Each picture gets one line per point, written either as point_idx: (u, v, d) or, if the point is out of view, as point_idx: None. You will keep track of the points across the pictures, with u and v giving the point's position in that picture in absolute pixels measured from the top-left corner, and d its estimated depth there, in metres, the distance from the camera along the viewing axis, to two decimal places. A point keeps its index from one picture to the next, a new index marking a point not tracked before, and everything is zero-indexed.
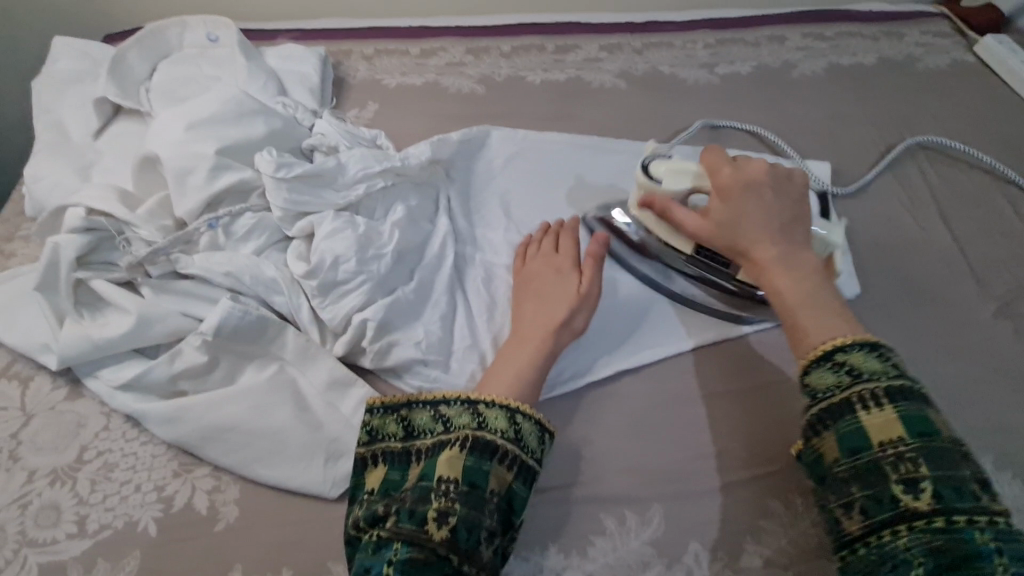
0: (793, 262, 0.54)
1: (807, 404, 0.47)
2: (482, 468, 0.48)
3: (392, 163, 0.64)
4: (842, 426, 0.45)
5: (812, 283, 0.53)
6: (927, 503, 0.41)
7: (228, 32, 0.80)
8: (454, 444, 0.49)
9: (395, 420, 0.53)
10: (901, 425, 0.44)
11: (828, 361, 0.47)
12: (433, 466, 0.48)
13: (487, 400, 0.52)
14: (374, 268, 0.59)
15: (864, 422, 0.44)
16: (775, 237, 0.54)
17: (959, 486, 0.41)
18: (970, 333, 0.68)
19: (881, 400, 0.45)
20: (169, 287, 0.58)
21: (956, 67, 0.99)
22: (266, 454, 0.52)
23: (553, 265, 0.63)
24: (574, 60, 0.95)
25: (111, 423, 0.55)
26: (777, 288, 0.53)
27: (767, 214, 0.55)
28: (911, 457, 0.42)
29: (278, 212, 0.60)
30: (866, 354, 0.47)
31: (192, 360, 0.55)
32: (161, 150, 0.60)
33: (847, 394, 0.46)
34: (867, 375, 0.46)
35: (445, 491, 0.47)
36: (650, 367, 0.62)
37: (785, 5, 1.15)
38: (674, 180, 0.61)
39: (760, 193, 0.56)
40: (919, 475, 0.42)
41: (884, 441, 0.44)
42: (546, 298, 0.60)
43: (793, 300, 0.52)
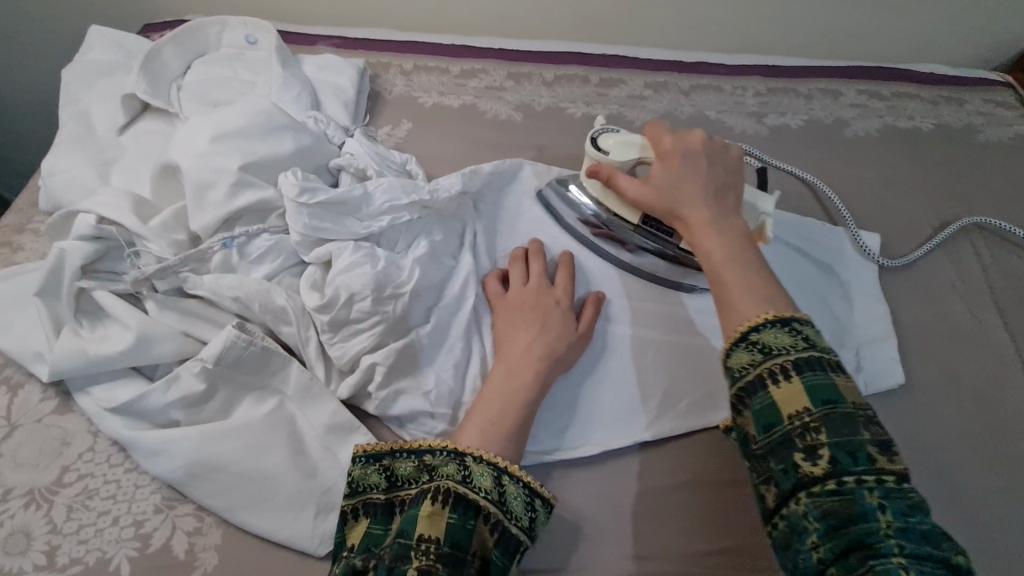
0: (724, 225, 0.52)
1: (726, 382, 0.45)
2: (465, 526, 0.44)
3: (421, 195, 0.61)
4: (756, 403, 0.43)
5: (741, 247, 0.51)
6: (823, 468, 0.39)
7: (268, 36, 0.78)
8: (435, 498, 0.45)
9: (378, 469, 0.49)
10: (805, 397, 0.42)
11: (745, 339, 0.45)
12: (413, 521, 0.44)
13: (476, 455, 0.48)
14: (389, 308, 0.55)
15: (774, 396, 0.42)
16: (706, 201, 0.54)
17: (855, 450, 0.39)
18: (1020, 441, 0.62)
19: (790, 372, 0.43)
20: (175, 306, 0.55)
21: (1018, 141, 0.93)
22: (254, 500, 0.49)
23: (547, 295, 0.61)
24: (618, 95, 0.92)
25: (96, 444, 0.52)
26: (707, 251, 0.51)
27: (700, 179, 0.55)
28: (815, 426, 0.41)
29: (296, 237, 0.57)
30: (777, 330, 0.44)
31: (188, 388, 0.52)
32: (182, 159, 0.57)
33: (760, 369, 0.44)
34: (775, 351, 0.44)
35: (425, 549, 0.43)
36: (670, 443, 0.58)
37: (841, 56, 1.10)
38: (621, 151, 0.64)
39: (697, 158, 0.57)
40: (819, 443, 0.40)
41: (792, 413, 0.42)
42: (544, 330, 0.58)
43: (719, 262, 0.50)
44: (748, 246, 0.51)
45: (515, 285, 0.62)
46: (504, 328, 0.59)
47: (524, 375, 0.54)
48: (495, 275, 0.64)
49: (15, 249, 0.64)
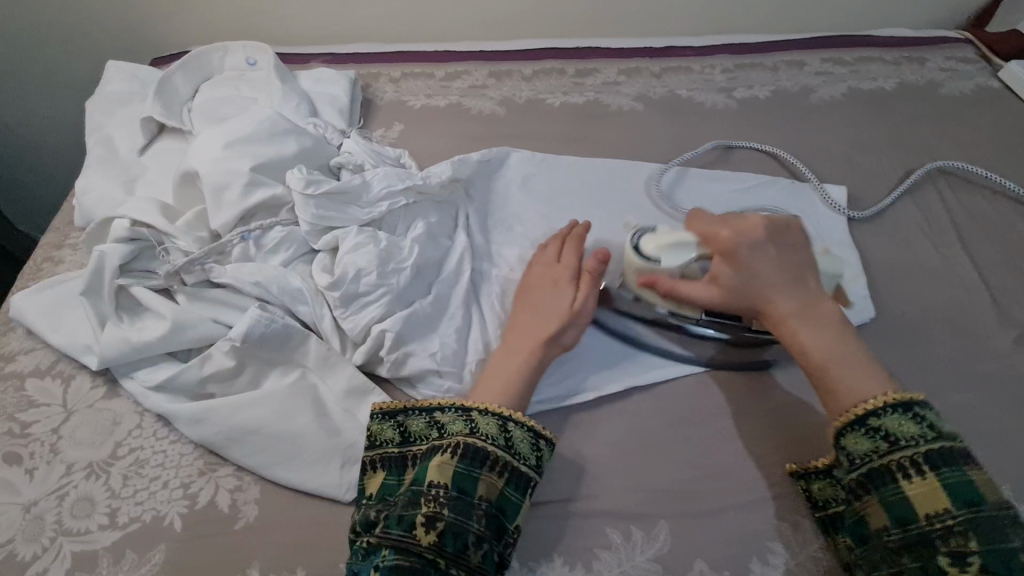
0: (808, 312, 0.56)
1: (847, 469, 0.51)
2: (470, 474, 0.50)
3: (414, 182, 0.68)
4: (887, 495, 0.48)
5: (831, 331, 0.55)
6: (974, 572, 0.43)
7: (266, 56, 0.86)
8: (444, 451, 0.51)
9: (393, 426, 0.56)
10: (945, 495, 0.46)
11: (861, 427, 0.50)
12: (424, 472, 0.51)
13: (481, 408, 0.54)
14: (393, 281, 0.61)
15: (905, 489, 0.48)
16: (788, 292, 0.57)
17: (1006, 558, 0.43)
18: (989, 362, 0.67)
19: (922, 468, 0.47)
20: (203, 295, 0.61)
21: (979, 92, 0.98)
22: (285, 457, 0.55)
23: (551, 274, 0.65)
24: (593, 83, 0.98)
25: (143, 421, 0.58)
26: (802, 344, 0.55)
27: (775, 270, 0.57)
28: (959, 529, 0.45)
29: (306, 226, 0.63)
30: (901, 416, 0.49)
31: (220, 364, 0.58)
32: (199, 166, 0.64)
33: (886, 460, 0.49)
34: (903, 442, 0.48)
35: (434, 496, 0.49)
36: (659, 386, 0.63)
37: (805, 29, 1.16)
38: (670, 258, 0.62)
39: (761, 249, 0.58)
40: (968, 550, 0.44)
41: (930, 512, 0.46)
42: (539, 311, 0.61)
43: (818, 355, 0.54)
44: (835, 328, 0.55)
45: (534, 267, 0.67)
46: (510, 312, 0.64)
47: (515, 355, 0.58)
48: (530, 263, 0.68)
49: (56, 262, 0.71)
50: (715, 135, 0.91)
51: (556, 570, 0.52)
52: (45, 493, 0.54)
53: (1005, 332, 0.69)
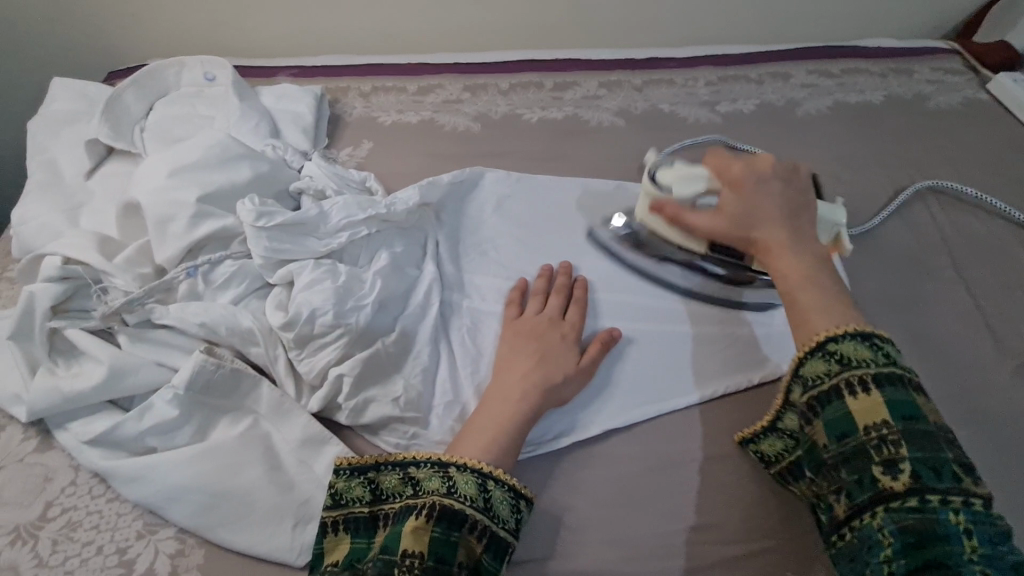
0: (796, 246, 0.53)
1: (800, 390, 0.47)
2: (449, 539, 0.46)
3: (377, 210, 0.63)
4: (829, 413, 0.44)
5: (814, 267, 0.52)
6: (906, 484, 0.40)
7: (225, 72, 0.81)
8: (421, 513, 0.47)
9: (362, 482, 0.51)
10: (885, 409, 0.42)
11: (820, 351, 0.46)
12: (399, 537, 0.46)
13: (459, 463, 0.49)
14: (352, 320, 0.57)
15: (848, 406, 0.43)
16: (781, 225, 0.55)
17: (937, 467, 0.40)
18: (985, 395, 0.64)
19: (869, 385, 0.43)
20: (145, 337, 0.57)
21: (968, 105, 0.95)
22: (233, 517, 0.50)
23: (555, 328, 0.61)
24: (572, 97, 0.94)
25: (79, 478, 0.54)
26: (780, 270, 0.53)
27: (776, 204, 0.56)
28: (895, 440, 0.41)
29: (258, 260, 0.59)
30: (857, 342, 0.45)
31: (162, 415, 0.53)
32: (141, 195, 0.59)
33: (836, 380, 0.44)
34: (854, 363, 0.44)
35: (409, 566, 0.44)
36: (639, 427, 0.59)
37: (791, 39, 1.13)
38: (682, 185, 0.62)
39: (770, 185, 0.57)
40: (899, 458, 0.41)
41: (869, 424, 0.42)
42: (545, 362, 0.57)
43: (795, 287, 0.51)
44: (819, 262, 0.52)
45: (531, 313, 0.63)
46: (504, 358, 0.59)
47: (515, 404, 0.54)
48: (512, 303, 0.65)
49: None
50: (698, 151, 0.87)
51: None
52: None
53: (1003, 362, 0.66)
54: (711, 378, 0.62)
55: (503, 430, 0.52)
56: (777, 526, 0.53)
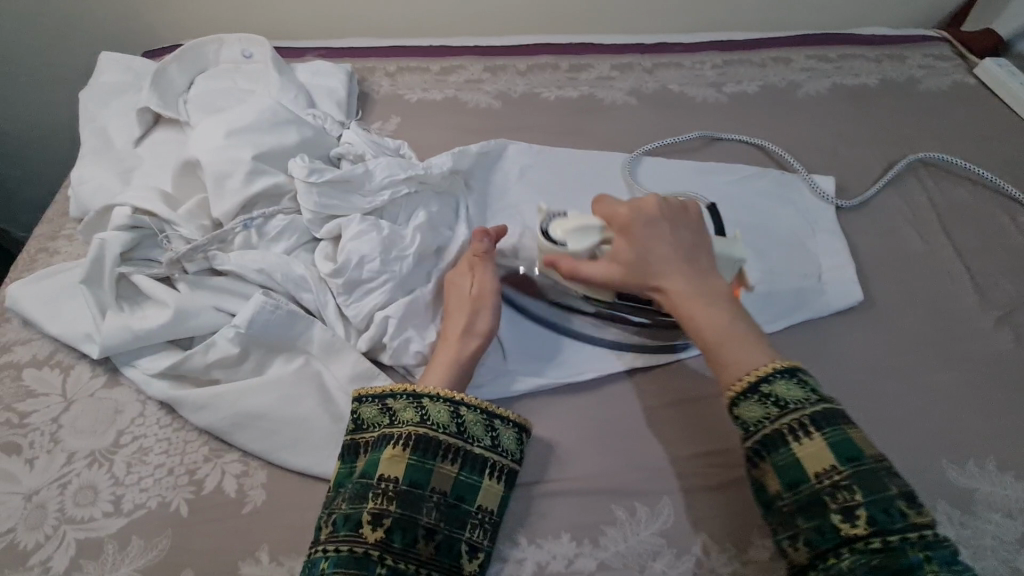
0: (704, 292, 0.56)
1: (741, 434, 0.50)
2: (424, 466, 0.50)
3: (416, 171, 0.68)
4: (778, 458, 0.48)
5: (727, 310, 0.54)
6: (863, 526, 0.44)
7: (262, 48, 0.86)
8: (398, 443, 0.51)
9: (377, 408, 0.54)
10: (830, 453, 0.47)
11: (754, 394, 0.49)
12: (375, 463, 0.51)
13: (471, 404, 0.54)
14: (396, 268, 0.62)
15: (796, 452, 0.47)
16: (680, 269, 0.57)
17: (888, 508, 0.44)
18: (972, 342, 0.70)
19: (809, 428, 0.48)
20: (204, 283, 0.61)
21: (956, 88, 1.02)
22: (292, 442, 0.55)
23: (456, 277, 0.64)
24: (587, 78, 1.00)
25: (147, 410, 0.58)
26: (698, 324, 0.54)
27: (667, 246, 0.58)
28: (846, 484, 0.45)
29: (308, 214, 0.64)
30: (788, 381, 0.49)
31: (225, 351, 0.58)
32: (201, 154, 0.64)
33: (778, 423, 0.48)
34: (791, 404, 0.48)
35: (383, 489, 0.50)
36: (659, 369, 0.65)
37: (791, 27, 1.19)
38: (577, 240, 0.62)
39: (656, 226, 0.59)
40: (855, 504, 0.45)
41: (820, 470, 0.46)
42: (447, 312, 0.62)
43: (709, 332, 0.53)
44: (732, 306, 0.55)
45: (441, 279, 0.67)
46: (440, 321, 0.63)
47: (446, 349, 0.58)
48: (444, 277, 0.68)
49: (51, 253, 0.70)
50: (706, 128, 0.93)
51: (563, 546, 0.53)
52: (47, 482, 0.54)
53: (986, 312, 0.72)
54: None
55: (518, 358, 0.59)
56: None
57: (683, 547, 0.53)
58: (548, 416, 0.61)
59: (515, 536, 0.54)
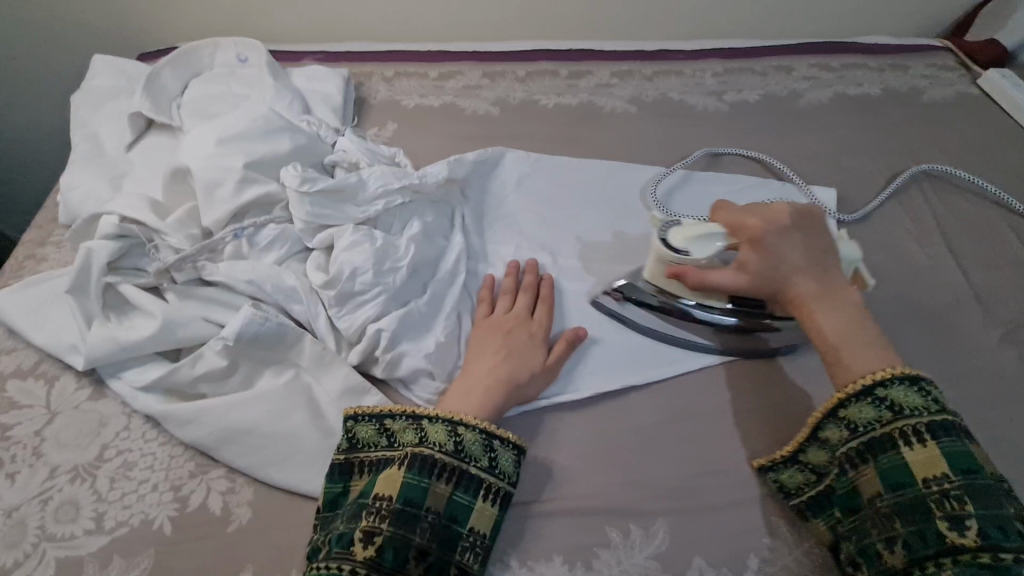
0: (826, 295, 0.56)
1: (846, 434, 0.52)
2: (419, 485, 0.50)
3: (411, 180, 0.67)
4: (883, 461, 0.50)
5: (845, 311, 0.55)
6: (973, 537, 0.45)
7: (257, 53, 0.85)
8: (397, 462, 0.51)
9: (376, 428, 0.54)
10: (944, 463, 0.48)
11: (869, 397, 0.51)
12: (373, 484, 0.51)
13: (469, 422, 0.53)
14: (389, 280, 0.61)
15: (907, 456, 0.49)
16: (809, 276, 0.57)
17: (1003, 525, 0.45)
18: (975, 359, 0.68)
19: (923, 436, 0.49)
20: (193, 293, 0.60)
21: (960, 99, 1.01)
22: (280, 458, 0.54)
23: (523, 326, 0.63)
24: (587, 85, 0.99)
25: (132, 423, 0.57)
26: (822, 329, 0.55)
27: (797, 254, 0.57)
28: (956, 494, 0.46)
29: (300, 224, 0.63)
30: (908, 389, 0.51)
31: (212, 364, 0.57)
32: (192, 162, 0.63)
33: (891, 428, 0.50)
34: (906, 411, 0.50)
35: (378, 508, 0.49)
36: (656, 386, 0.63)
37: (792, 35, 1.18)
38: (698, 247, 0.61)
39: (788, 235, 0.58)
40: (964, 515, 0.46)
41: (927, 476, 0.48)
42: (511, 354, 0.59)
43: (835, 341, 0.54)
44: (850, 305, 0.56)
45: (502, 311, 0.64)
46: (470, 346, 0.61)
47: (482, 381, 0.57)
48: (484, 301, 0.66)
49: (39, 260, 0.69)
50: (706, 138, 0.92)
51: (556, 569, 0.52)
52: (28, 498, 0.52)
53: (989, 329, 0.71)
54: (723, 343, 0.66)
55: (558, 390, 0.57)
56: None
57: (677, 570, 0.52)
58: (542, 432, 0.60)
59: (506, 557, 0.52)
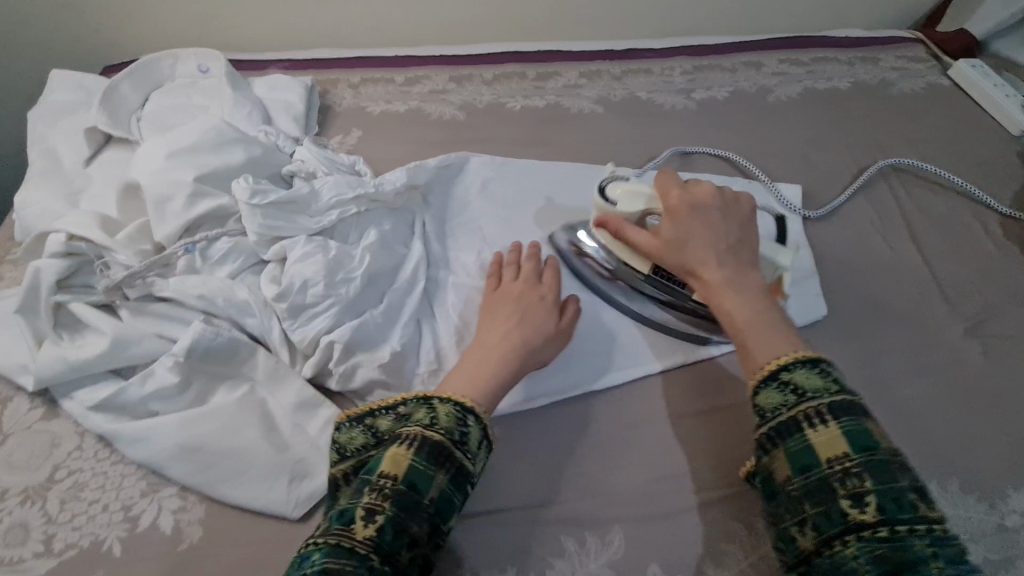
0: (734, 278, 0.55)
1: (757, 423, 0.48)
2: (426, 471, 0.47)
3: (365, 190, 0.67)
4: (793, 445, 0.46)
5: (752, 296, 0.54)
6: (872, 514, 0.41)
7: (218, 63, 0.84)
8: (404, 442, 0.48)
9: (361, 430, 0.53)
10: (844, 442, 0.44)
11: (774, 380, 0.48)
12: (378, 463, 0.47)
13: (456, 399, 0.51)
14: (342, 292, 0.60)
15: (810, 437, 0.45)
16: (721, 258, 0.56)
17: (898, 498, 0.41)
18: (939, 354, 0.68)
19: (825, 417, 0.46)
20: (146, 309, 0.60)
21: (930, 90, 1.00)
22: (231, 474, 0.53)
23: (533, 292, 0.64)
24: (554, 86, 0.98)
25: (84, 442, 0.56)
26: (727, 308, 0.54)
27: (709, 232, 0.57)
28: (856, 471, 0.43)
29: (253, 237, 0.62)
30: (808, 370, 0.48)
31: (163, 381, 0.56)
32: (142, 177, 0.62)
33: (795, 411, 0.47)
34: (811, 393, 0.47)
35: (381, 487, 0.46)
36: (616, 391, 0.63)
37: (764, 31, 1.17)
38: (627, 202, 0.65)
39: (704, 213, 0.59)
40: (864, 490, 0.42)
41: (831, 456, 0.44)
42: (522, 322, 0.60)
43: (740, 321, 0.53)
44: (757, 291, 0.55)
45: (509, 281, 0.65)
46: (483, 312, 0.62)
47: (498, 347, 0.58)
48: (491, 275, 0.67)
49: None
50: (674, 137, 0.91)
51: None
52: None
53: (954, 324, 0.70)
54: (683, 344, 0.66)
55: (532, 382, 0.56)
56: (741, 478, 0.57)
57: None
58: (499, 441, 0.59)
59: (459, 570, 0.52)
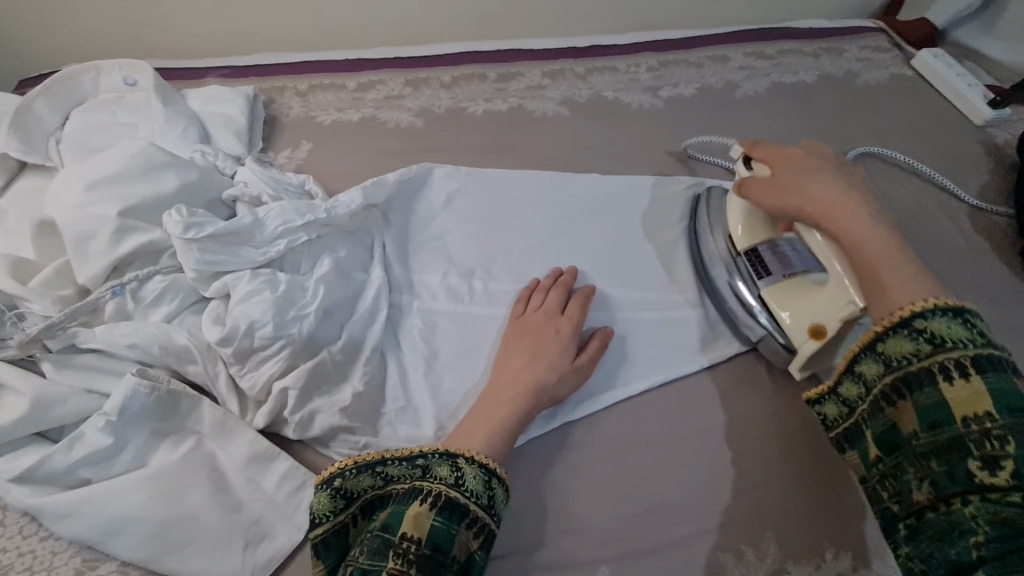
0: (855, 210, 0.53)
1: (881, 369, 0.47)
2: (448, 531, 0.46)
3: (317, 215, 0.61)
4: (921, 398, 0.43)
5: (874, 225, 0.52)
6: (1008, 478, 0.38)
7: (146, 74, 0.76)
8: (426, 500, 0.47)
9: (370, 474, 0.50)
10: (988, 399, 0.41)
11: (905, 327, 0.45)
12: (398, 518, 0.46)
13: (469, 455, 0.50)
14: (294, 331, 0.55)
15: (947, 394, 0.42)
16: (847, 203, 0.54)
17: None
18: None
19: (966, 371, 0.42)
20: (71, 362, 0.54)
21: (895, 81, 1.00)
22: (178, 545, 0.48)
23: (551, 323, 0.61)
24: (516, 88, 0.93)
25: (7, 517, 0.50)
26: (855, 244, 0.52)
27: (829, 182, 0.56)
28: (999, 434, 0.39)
29: (191, 274, 0.56)
30: (948, 320, 0.44)
31: (94, 445, 0.50)
32: (58, 214, 0.56)
33: (928, 361, 0.44)
34: (945, 344, 0.43)
35: (404, 549, 0.44)
36: (594, 418, 0.60)
37: (728, 23, 1.15)
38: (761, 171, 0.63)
39: (822, 170, 0.58)
40: (1000, 453, 0.39)
41: (967, 415, 0.41)
42: (536, 358, 0.58)
43: (870, 255, 0.50)
44: (882, 218, 0.53)
45: (532, 308, 0.63)
46: (502, 344, 0.61)
47: (512, 385, 0.56)
48: (520, 299, 0.65)
49: None
50: (642, 137, 0.88)
51: None
52: None
53: None
54: (663, 362, 0.63)
55: (500, 421, 0.53)
56: (729, 503, 0.55)
57: None
58: None
59: None
